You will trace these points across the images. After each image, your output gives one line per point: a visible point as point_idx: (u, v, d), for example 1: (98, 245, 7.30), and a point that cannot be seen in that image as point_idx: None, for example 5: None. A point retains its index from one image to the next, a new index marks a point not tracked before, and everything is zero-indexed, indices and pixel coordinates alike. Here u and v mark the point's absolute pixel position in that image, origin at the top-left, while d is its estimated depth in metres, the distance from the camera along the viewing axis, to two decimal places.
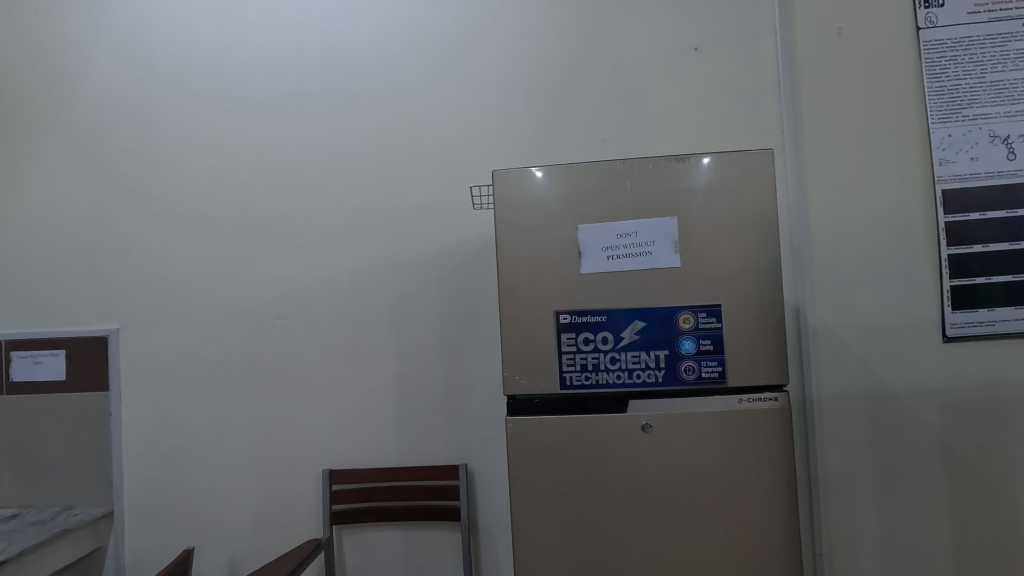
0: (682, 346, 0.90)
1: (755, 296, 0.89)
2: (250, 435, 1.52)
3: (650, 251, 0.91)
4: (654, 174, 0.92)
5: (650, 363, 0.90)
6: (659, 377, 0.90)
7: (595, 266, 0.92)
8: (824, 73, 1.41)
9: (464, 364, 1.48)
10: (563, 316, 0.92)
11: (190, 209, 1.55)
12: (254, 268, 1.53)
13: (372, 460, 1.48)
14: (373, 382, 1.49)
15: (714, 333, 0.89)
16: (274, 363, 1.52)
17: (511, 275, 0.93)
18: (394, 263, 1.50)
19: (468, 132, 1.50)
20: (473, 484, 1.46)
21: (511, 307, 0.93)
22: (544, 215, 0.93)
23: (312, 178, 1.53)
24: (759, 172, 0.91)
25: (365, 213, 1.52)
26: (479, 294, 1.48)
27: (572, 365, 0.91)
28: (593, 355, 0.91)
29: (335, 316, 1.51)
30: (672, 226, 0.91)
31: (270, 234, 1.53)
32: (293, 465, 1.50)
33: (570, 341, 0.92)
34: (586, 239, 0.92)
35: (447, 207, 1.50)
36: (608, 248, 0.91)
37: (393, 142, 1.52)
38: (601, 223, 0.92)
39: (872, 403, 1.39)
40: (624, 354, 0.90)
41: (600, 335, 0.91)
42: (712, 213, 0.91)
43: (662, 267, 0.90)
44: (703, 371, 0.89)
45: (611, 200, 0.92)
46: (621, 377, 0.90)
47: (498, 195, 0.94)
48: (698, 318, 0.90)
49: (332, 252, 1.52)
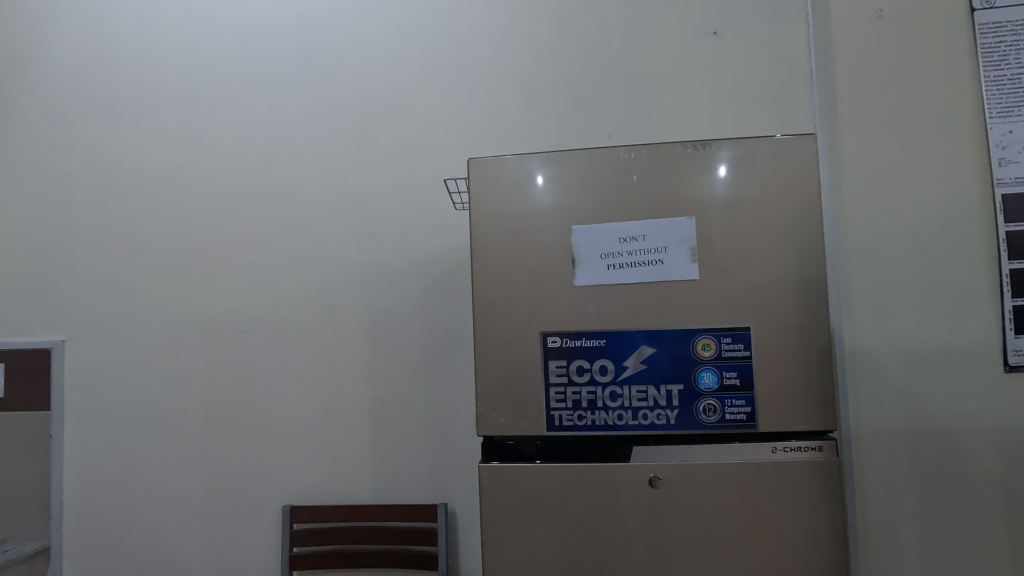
0: (701, 380, 0.71)
1: (795, 317, 0.71)
2: (205, 464, 1.35)
3: (661, 259, 0.73)
4: (666, 165, 0.74)
5: (661, 401, 0.71)
6: (671, 419, 0.71)
7: (592, 278, 0.74)
8: (862, 61, 1.23)
9: (447, 387, 1.30)
10: (552, 339, 0.74)
11: (148, 207, 1.40)
12: (215, 275, 1.37)
13: (340, 495, 1.31)
14: (343, 405, 1.32)
15: (741, 363, 0.71)
16: (234, 383, 1.35)
17: (488, 289, 0.76)
18: (370, 270, 1.33)
19: (455, 125, 1.34)
20: (456, 526, 1.27)
21: (487, 327, 0.76)
22: (531, 215, 0.76)
23: (282, 174, 1.37)
24: (798, 162, 0.73)
25: (339, 214, 1.35)
26: (465, 308, 1.31)
27: (562, 400, 0.73)
28: (588, 388, 0.73)
29: (303, 330, 1.34)
30: (689, 229, 0.73)
31: (233, 238, 1.37)
32: (251, 498, 1.33)
33: (561, 371, 0.73)
34: (582, 244, 0.74)
35: (431, 209, 1.33)
36: (609, 255, 0.74)
37: (371, 136, 1.35)
38: (600, 224, 0.74)
39: (919, 441, 1.19)
40: (627, 388, 0.72)
41: (597, 363, 0.73)
42: (739, 213, 0.73)
43: (676, 279, 0.72)
44: (728, 411, 0.71)
45: (612, 198, 0.75)
46: (624, 418, 0.72)
47: (476, 189, 0.77)
48: (722, 344, 0.71)
49: (301, 259, 1.35)
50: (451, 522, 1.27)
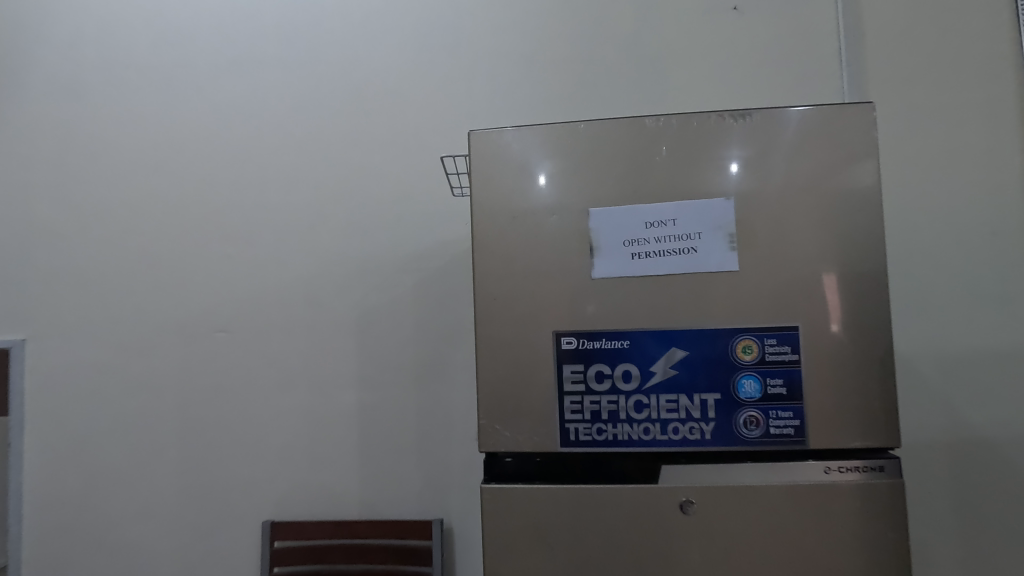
0: (741, 388, 0.61)
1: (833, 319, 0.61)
2: (178, 475, 1.23)
3: (694, 247, 0.62)
4: (697, 140, 0.64)
5: (694, 412, 0.61)
6: (705, 433, 0.61)
7: (612, 269, 0.64)
8: (894, 40, 1.13)
9: (442, 392, 1.19)
10: (565, 340, 0.63)
11: (117, 195, 1.29)
12: (191, 270, 1.26)
13: (326, 510, 1.20)
14: (329, 412, 1.21)
15: (787, 369, 0.61)
16: (210, 388, 1.24)
17: (492, 283, 0.66)
18: (360, 265, 1.23)
19: (453, 107, 1.23)
20: (452, 543, 1.17)
21: (490, 327, 0.65)
22: (540, 197, 0.65)
23: (263, 159, 1.26)
24: (853, 134, 0.62)
25: (325, 203, 1.24)
26: (464, 306, 1.20)
27: (578, 411, 0.63)
28: (609, 397, 0.62)
29: (285, 329, 1.23)
30: (727, 211, 0.62)
31: (211, 230, 1.26)
32: (228, 513, 1.22)
33: (576, 377, 0.63)
34: (601, 229, 0.64)
35: (426, 197, 1.22)
36: (633, 242, 0.63)
37: (362, 119, 1.24)
38: (622, 207, 0.64)
39: (957, 453, 1.09)
40: (655, 398, 0.62)
41: (620, 369, 0.62)
42: (785, 194, 0.62)
43: (711, 271, 0.62)
44: (773, 424, 0.60)
45: (635, 177, 0.64)
46: (650, 432, 0.62)
47: (477, 166, 0.67)
48: (765, 347, 0.61)
49: (285, 252, 1.24)
50: (447, 539, 1.17)
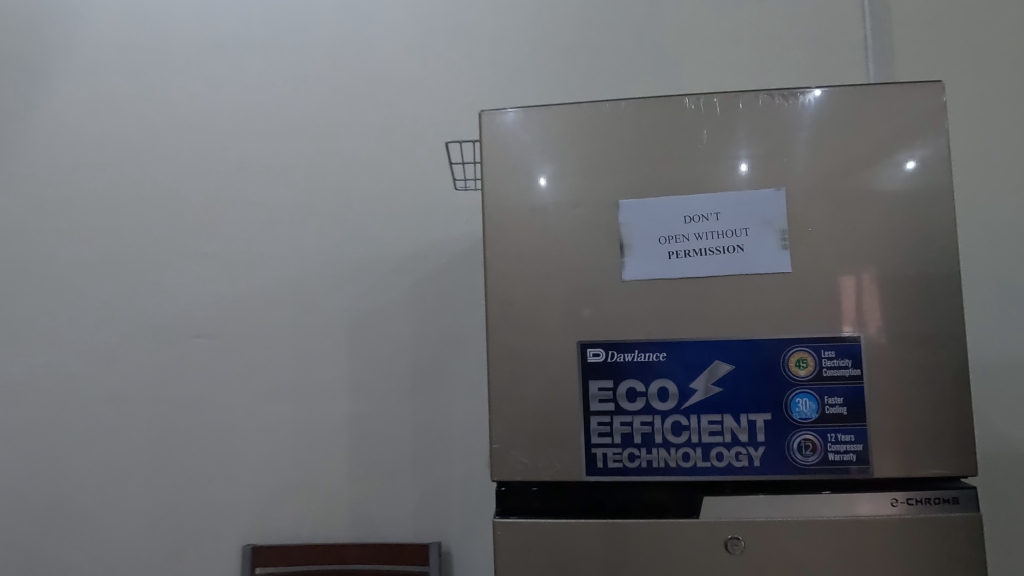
0: (795, 408, 0.53)
1: (845, 320, 0.54)
2: (151, 494, 1.13)
3: (740, 245, 0.55)
4: (733, 114, 0.56)
5: (740, 435, 0.53)
6: (753, 460, 0.53)
7: (645, 270, 0.56)
8: (923, 29, 1.07)
9: (440, 404, 1.10)
10: (592, 351, 0.55)
11: (85, 189, 1.19)
12: (165, 270, 1.16)
13: (313, 532, 1.10)
14: (316, 425, 1.12)
15: (848, 386, 0.53)
16: (186, 399, 1.14)
17: (506, 286, 0.57)
18: (350, 265, 1.13)
19: (452, 95, 1.14)
20: (450, 568, 1.08)
21: (503, 337, 0.57)
22: (561, 186, 0.57)
23: (246, 151, 1.16)
24: (914, 114, 0.55)
25: (313, 199, 1.15)
26: (464, 311, 1.11)
27: (607, 434, 0.55)
28: (642, 418, 0.54)
29: (269, 335, 1.13)
30: (778, 204, 0.54)
31: (188, 228, 1.16)
32: (206, 535, 1.12)
33: (604, 395, 0.55)
34: (632, 223, 0.56)
35: (422, 193, 1.13)
36: (670, 239, 0.56)
37: (356, 108, 1.15)
38: (657, 198, 0.56)
39: (992, 469, 1.02)
40: (695, 419, 0.54)
41: (655, 385, 0.54)
42: (841, 183, 0.55)
43: (760, 272, 0.54)
44: (832, 449, 0.53)
45: (669, 163, 0.57)
46: (690, 458, 0.54)
47: (491, 150, 0.59)
48: (822, 360, 0.53)
49: (270, 252, 1.15)
50: (445, 563, 1.08)
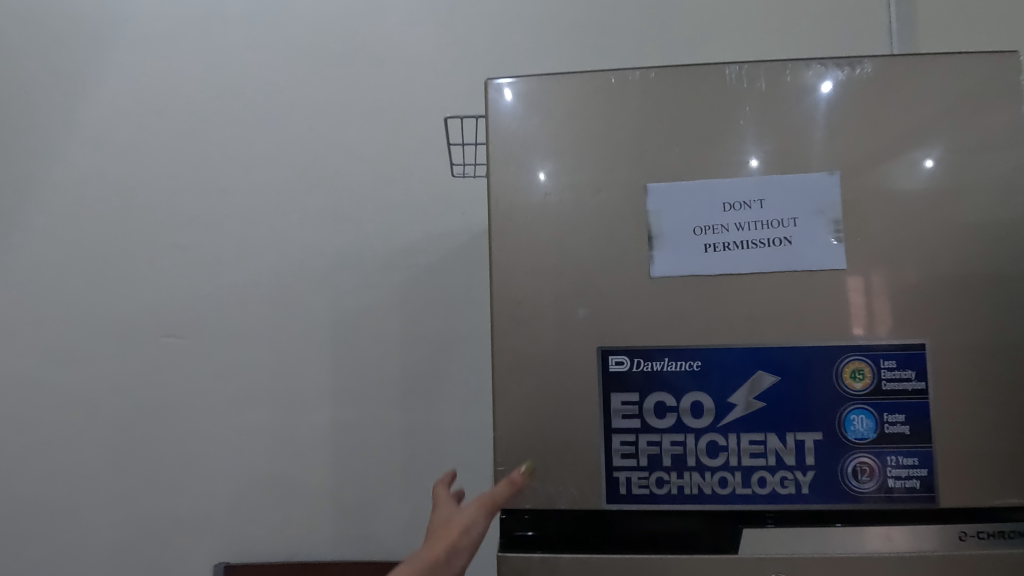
0: (849, 426, 0.47)
1: (855, 321, 0.49)
2: (115, 508, 1.04)
3: (787, 236, 0.50)
4: (744, 96, 0.53)
5: (787, 458, 0.48)
6: (802, 487, 0.47)
7: (673, 268, 0.51)
8: (951, 13, 1.00)
9: (432, 411, 1.02)
10: (614, 359, 0.51)
11: (45, 174, 1.09)
12: (134, 264, 1.07)
13: (291, 550, 1.01)
14: (297, 433, 1.03)
15: (911, 401, 0.47)
16: (154, 405, 1.05)
17: (511, 285, 0.53)
18: (336, 260, 1.05)
19: (447, 77, 1.06)
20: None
21: (510, 341, 0.53)
22: (573, 178, 0.54)
23: (222, 135, 1.07)
24: (939, 100, 0.52)
25: (296, 188, 1.06)
26: (459, 311, 1.03)
27: (632, 456, 0.50)
28: (673, 437, 0.49)
29: (247, 335, 1.05)
30: (832, 191, 0.50)
31: (159, 218, 1.07)
32: (173, 555, 1.03)
33: (628, 409, 0.50)
34: (666, 211, 0.52)
35: (415, 182, 1.05)
36: (707, 228, 0.52)
37: (344, 88, 1.06)
38: (694, 182, 0.52)
39: None
40: (734, 440, 0.48)
41: (688, 399, 0.49)
42: (876, 177, 0.50)
43: (810, 270, 0.50)
44: (892, 476, 0.46)
45: (681, 151, 0.53)
46: (728, 485, 0.48)
47: (515, 127, 0.55)
48: (880, 371, 0.48)
49: (247, 244, 1.06)
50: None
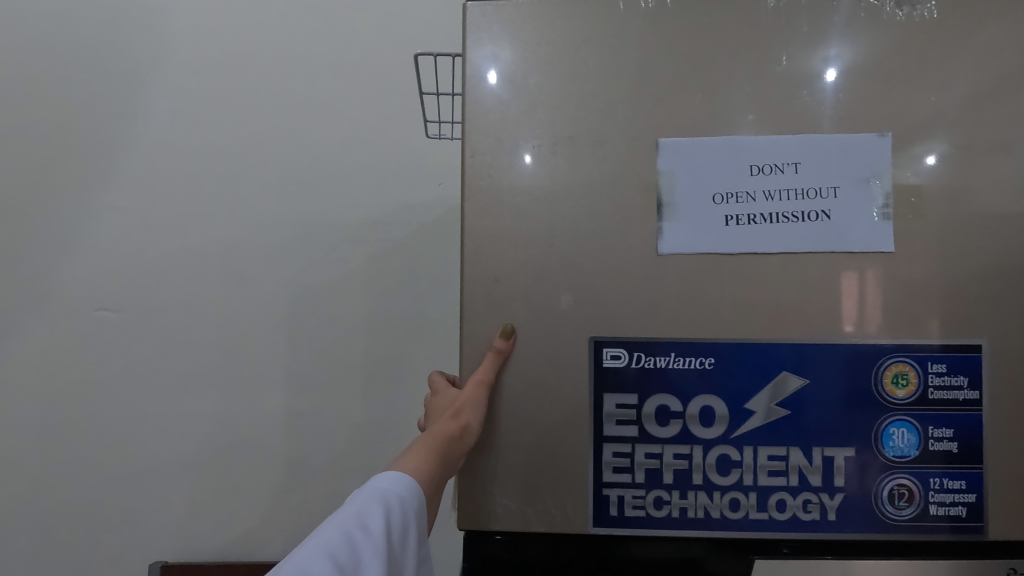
0: (888, 441, 0.43)
1: (843, 316, 0.44)
2: (46, 494, 0.94)
3: (828, 211, 0.45)
4: (780, 39, 0.46)
5: (812, 478, 0.44)
6: (828, 512, 0.43)
7: (685, 241, 0.45)
8: None
9: (398, 402, 0.93)
10: (609, 353, 0.45)
11: None
12: (69, 227, 0.95)
13: (240, 545, 0.93)
14: (249, 421, 0.93)
15: (958, 414, 0.43)
16: (90, 386, 0.94)
17: (488, 262, 0.47)
18: (296, 229, 0.94)
19: (427, 30, 0.95)
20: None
21: (483, 326, 0.47)
22: (564, 142, 0.47)
23: (171, 82, 0.95)
24: (995, 59, 0.44)
25: (254, 147, 0.95)
26: (431, 293, 0.94)
27: (626, 471, 0.45)
28: (677, 449, 0.44)
29: (195, 310, 0.94)
30: (882, 154, 0.44)
31: (96, 176, 0.95)
32: (112, 545, 0.94)
33: (623, 414, 0.45)
34: (681, 178, 0.46)
35: (388, 146, 0.95)
36: (730, 199, 0.46)
37: (314, 37, 0.95)
38: (718, 142, 0.46)
39: None
40: (750, 454, 0.44)
41: (697, 403, 0.44)
42: (908, 153, 0.44)
43: (852, 249, 0.44)
44: (935, 501, 0.43)
45: (700, 106, 0.46)
46: (741, 507, 0.44)
47: (505, 68, 0.48)
48: (928, 376, 0.43)
49: (195, 209, 0.94)
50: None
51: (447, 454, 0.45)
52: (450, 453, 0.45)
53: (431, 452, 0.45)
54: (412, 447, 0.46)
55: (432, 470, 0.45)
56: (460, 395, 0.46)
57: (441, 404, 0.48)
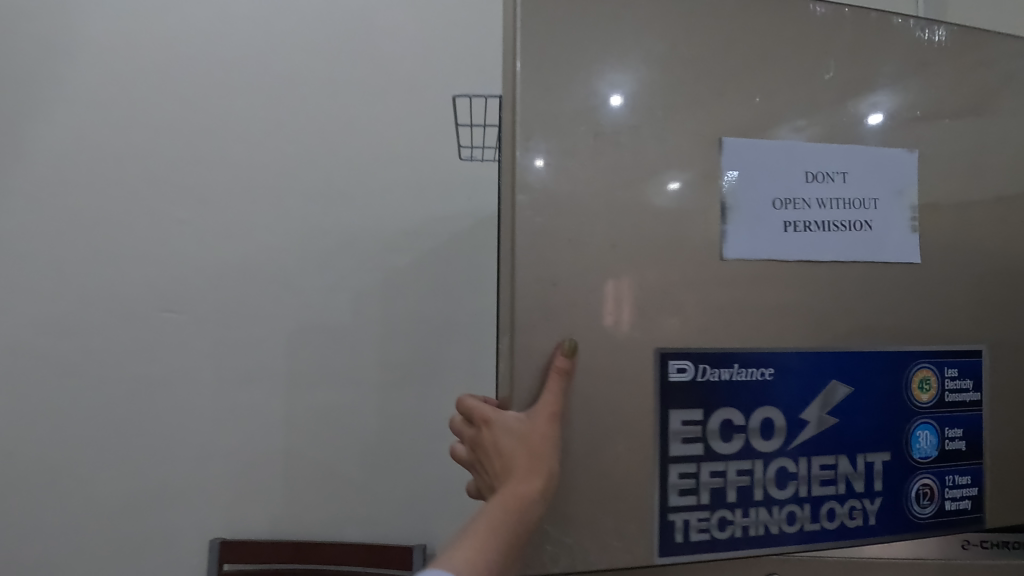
0: (915, 443, 0.48)
1: (877, 318, 0.49)
2: (105, 481, 1.01)
3: (869, 219, 0.49)
4: (827, 50, 0.49)
5: (856, 484, 0.48)
6: (869, 515, 0.48)
7: (750, 245, 0.47)
8: None
9: (438, 397, 1.02)
10: (674, 366, 0.46)
11: (17, 117, 0.98)
12: (125, 230, 1.00)
13: (288, 528, 1.01)
14: (298, 414, 1.01)
15: (966, 415, 0.49)
16: (150, 380, 1.01)
17: (548, 267, 0.44)
18: (340, 236, 1.01)
19: (464, 53, 1.02)
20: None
21: (542, 342, 0.44)
22: (616, 142, 0.45)
23: (219, 95, 1.00)
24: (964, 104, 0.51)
25: (301, 158, 1.01)
26: (469, 294, 1.01)
27: (691, 490, 0.46)
28: (740, 464, 0.46)
29: (247, 311, 1.01)
30: (908, 170, 0.50)
31: (143, 182, 1.00)
32: (165, 528, 1.01)
33: (689, 431, 0.46)
34: (747, 183, 0.48)
35: (425, 160, 1.01)
36: (789, 207, 0.48)
37: (361, 52, 1.01)
38: (779, 151, 0.48)
39: None
40: (805, 465, 0.47)
41: (758, 415, 0.47)
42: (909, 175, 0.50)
43: (889, 259, 0.49)
44: (950, 497, 0.49)
45: (745, 116, 0.48)
46: (796, 520, 0.47)
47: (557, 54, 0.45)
48: (945, 380, 0.49)
49: (246, 215, 1.01)
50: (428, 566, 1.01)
51: (528, 513, 0.41)
52: (532, 510, 0.41)
53: (511, 518, 0.41)
54: (480, 519, 0.41)
55: (509, 538, 0.41)
56: (531, 439, 0.42)
57: (502, 453, 0.43)
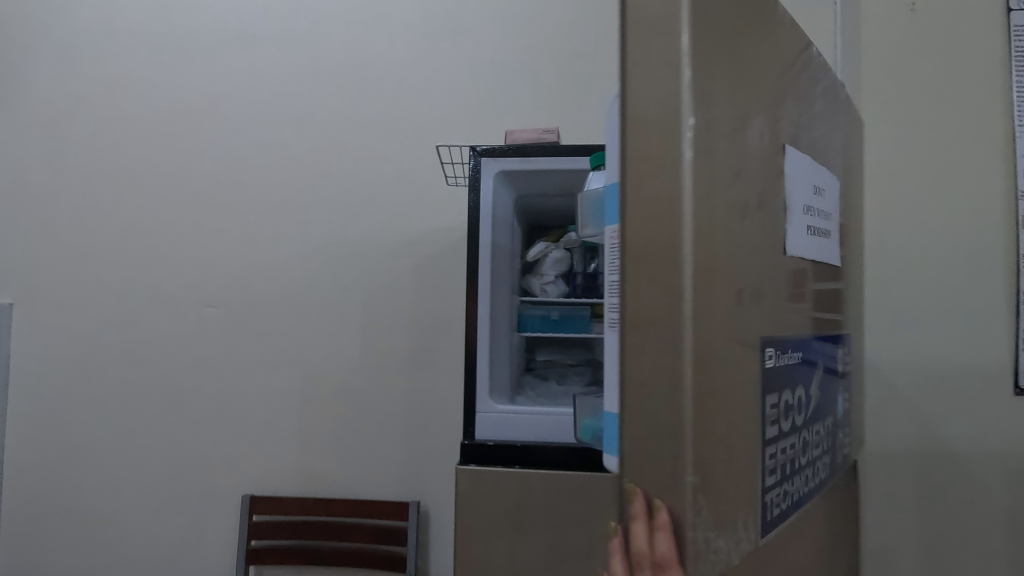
0: (835, 404, 0.49)
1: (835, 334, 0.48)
2: (168, 444, 1.28)
3: (828, 232, 0.46)
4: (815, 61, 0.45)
5: (823, 443, 0.46)
6: (826, 467, 0.47)
7: (801, 246, 0.40)
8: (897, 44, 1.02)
9: (430, 378, 1.22)
10: (768, 354, 0.36)
11: (115, 165, 1.32)
12: (187, 246, 1.29)
13: (307, 487, 1.24)
14: (314, 390, 1.24)
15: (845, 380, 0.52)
16: (202, 364, 1.28)
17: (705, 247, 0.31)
18: (352, 247, 1.25)
19: (451, 96, 1.23)
20: (427, 522, 1.20)
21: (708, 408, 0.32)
22: (750, 112, 0.35)
23: (260, 139, 1.28)
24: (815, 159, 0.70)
25: (322, 186, 1.26)
26: (438, 295, 1.23)
27: (773, 471, 0.37)
28: (788, 437, 0.40)
29: (277, 308, 1.26)
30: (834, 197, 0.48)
31: (202, 208, 1.29)
32: (211, 484, 1.27)
33: (772, 414, 0.37)
34: (793, 174, 0.39)
35: (420, 185, 1.24)
36: (807, 209, 0.42)
37: (352, 101, 1.26)
38: (803, 152, 0.42)
39: (918, 458, 0.98)
40: (811, 431, 0.43)
41: (797, 392, 0.41)
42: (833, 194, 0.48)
43: (831, 267, 0.46)
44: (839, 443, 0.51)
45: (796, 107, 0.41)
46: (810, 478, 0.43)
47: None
48: (841, 356, 0.50)
49: (278, 232, 1.27)
50: (422, 521, 1.21)
51: None
52: None
53: None
54: None
55: None
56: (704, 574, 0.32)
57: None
